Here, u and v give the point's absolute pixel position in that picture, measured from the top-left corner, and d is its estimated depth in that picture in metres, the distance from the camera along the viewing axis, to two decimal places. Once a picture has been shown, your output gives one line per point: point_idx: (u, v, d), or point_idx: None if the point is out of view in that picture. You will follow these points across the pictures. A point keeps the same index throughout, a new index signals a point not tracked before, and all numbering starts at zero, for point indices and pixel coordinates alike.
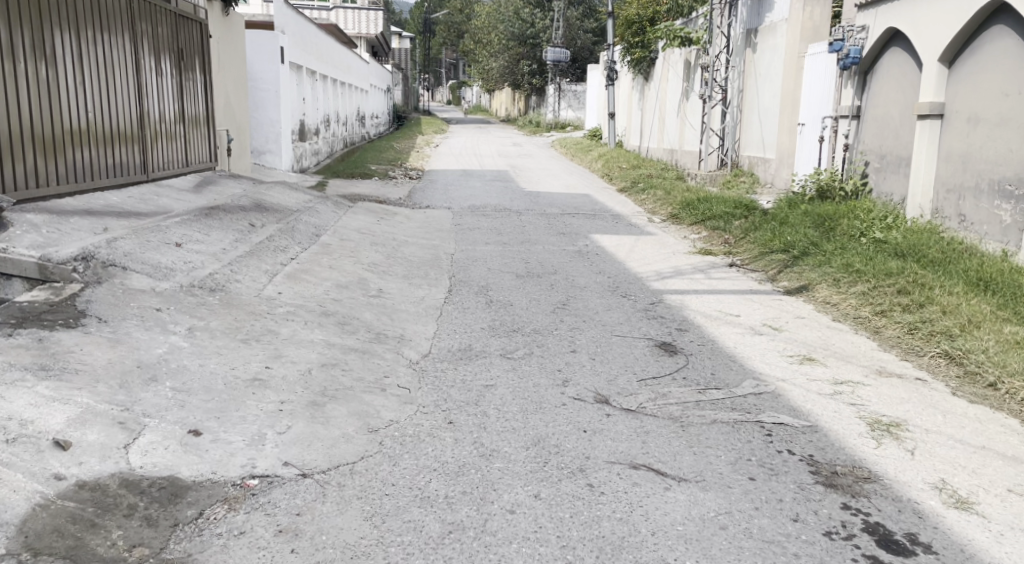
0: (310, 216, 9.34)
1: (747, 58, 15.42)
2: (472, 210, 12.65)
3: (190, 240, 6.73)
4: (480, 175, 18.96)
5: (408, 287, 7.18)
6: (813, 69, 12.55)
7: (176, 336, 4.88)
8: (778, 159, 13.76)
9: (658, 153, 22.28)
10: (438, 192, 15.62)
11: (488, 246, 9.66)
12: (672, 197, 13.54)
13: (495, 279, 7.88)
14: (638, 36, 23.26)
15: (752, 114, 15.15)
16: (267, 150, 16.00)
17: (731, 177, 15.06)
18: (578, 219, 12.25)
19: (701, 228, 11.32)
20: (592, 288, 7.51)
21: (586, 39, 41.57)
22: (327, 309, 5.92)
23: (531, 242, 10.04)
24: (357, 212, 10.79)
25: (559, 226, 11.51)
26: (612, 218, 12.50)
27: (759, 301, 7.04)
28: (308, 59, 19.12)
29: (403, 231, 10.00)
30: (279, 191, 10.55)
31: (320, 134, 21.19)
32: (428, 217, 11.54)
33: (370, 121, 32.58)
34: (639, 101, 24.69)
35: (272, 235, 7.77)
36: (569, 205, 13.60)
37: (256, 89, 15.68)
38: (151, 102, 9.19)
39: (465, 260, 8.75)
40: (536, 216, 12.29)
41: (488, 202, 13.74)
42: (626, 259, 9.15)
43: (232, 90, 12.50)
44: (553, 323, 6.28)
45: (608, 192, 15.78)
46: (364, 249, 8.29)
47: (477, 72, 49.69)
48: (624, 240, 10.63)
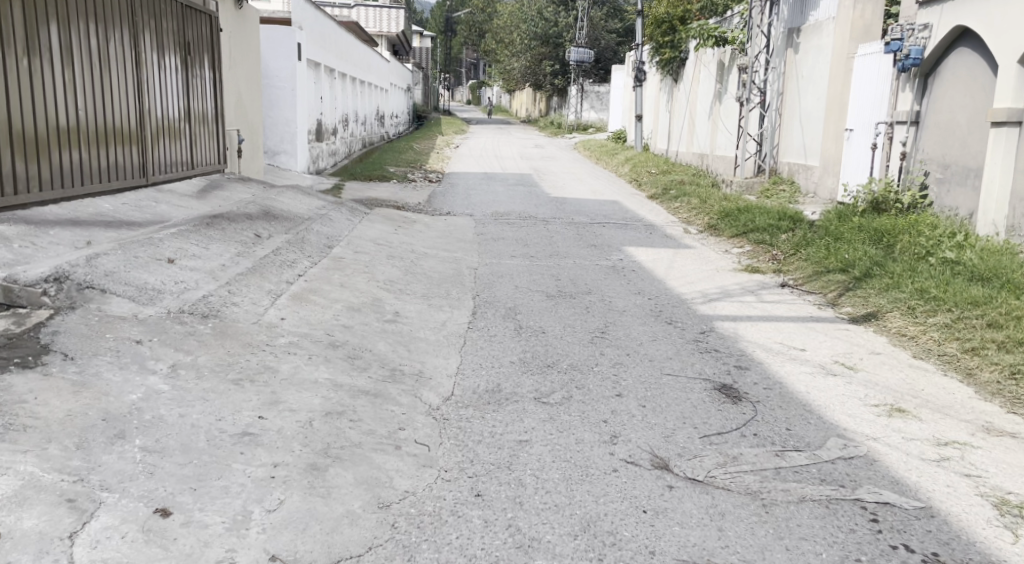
0: (322, 225, 8.59)
1: (788, 58, 14.84)
2: (496, 217, 11.89)
3: (185, 254, 5.99)
4: (503, 179, 18.20)
5: (429, 309, 6.43)
6: (864, 71, 12.00)
7: (155, 377, 4.14)
8: (824, 166, 13.17)
9: (688, 157, 21.52)
10: (459, 196, 14.88)
11: (514, 259, 8.90)
12: (710, 206, 12.78)
13: (524, 299, 7.13)
14: (668, 34, 22.61)
15: (793, 118, 14.53)
16: (282, 151, 15.32)
17: (770, 185, 14.46)
18: (609, 229, 11.46)
19: (744, 241, 10.56)
20: (634, 313, 6.72)
21: (611, 40, 40.76)
22: (335, 339, 5.17)
23: (560, 256, 9.26)
24: (373, 219, 10.04)
25: (589, 236, 10.74)
26: (645, 228, 11.70)
27: (824, 333, 6.24)
28: (327, 56, 18.44)
29: (422, 241, 9.25)
30: (290, 196, 9.81)
31: (337, 133, 20.48)
32: (449, 225, 10.79)
33: (389, 121, 31.90)
34: (668, 102, 23.90)
35: (279, 248, 7.02)
36: (598, 213, 12.81)
37: (271, 86, 14.99)
38: (153, 98, 8.43)
39: (489, 276, 7.99)
40: (564, 225, 11.50)
41: (512, 209, 12.97)
42: (665, 276, 8.35)
43: (244, 87, 11.75)
44: (593, 357, 5.50)
45: (638, 199, 15.00)
46: (379, 264, 7.54)
47: (498, 72, 48.91)
48: (660, 254, 9.82)
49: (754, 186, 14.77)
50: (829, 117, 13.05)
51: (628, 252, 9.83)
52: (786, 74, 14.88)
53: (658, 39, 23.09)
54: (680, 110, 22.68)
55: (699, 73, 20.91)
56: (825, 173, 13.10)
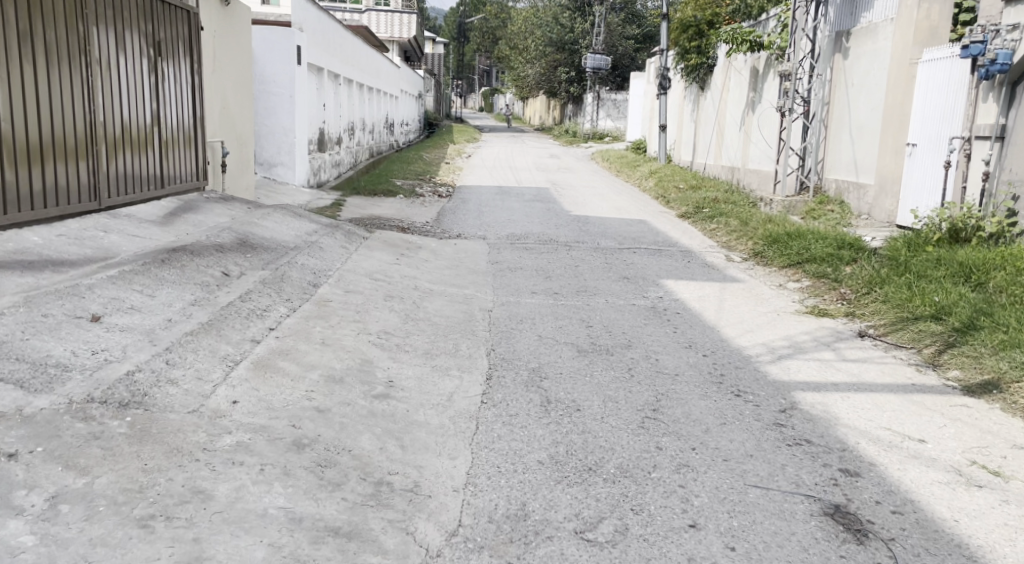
0: (309, 256, 7.19)
1: (836, 64, 13.83)
2: (512, 241, 10.56)
3: (120, 306, 4.59)
4: (519, 193, 16.85)
5: (432, 375, 5.09)
6: (929, 80, 11.26)
7: (19, 521, 2.92)
8: (879, 185, 12.29)
9: (716, 170, 20.31)
10: (471, 214, 13.57)
11: (534, 298, 7.58)
12: (754, 228, 11.53)
13: (550, 356, 5.79)
14: (694, 39, 21.50)
15: (842, 131, 13.58)
16: (279, 163, 14.03)
17: (815, 205, 13.54)
18: (641, 256, 10.11)
19: (801, 274, 9.32)
20: (690, 381, 5.36)
21: (629, 46, 39.41)
22: (303, 434, 3.78)
23: (589, 292, 7.93)
24: (373, 246, 8.71)
25: (620, 265, 9.40)
26: (682, 255, 10.34)
27: (935, 416, 4.91)
28: (331, 60, 17.16)
29: (428, 274, 7.94)
30: (277, 219, 8.43)
31: (341, 143, 19.19)
32: (460, 252, 9.46)
33: (399, 130, 30.65)
34: (693, 112, 22.69)
35: (249, 291, 5.61)
36: (627, 236, 11.46)
37: (268, 93, 13.70)
38: (111, 103, 6.89)
39: (507, 321, 6.66)
40: (589, 251, 10.15)
41: (528, 230, 11.64)
42: (717, 323, 6.98)
43: (233, 94, 10.25)
44: (649, 454, 4.15)
45: (668, 218, 13.75)
46: (374, 308, 6.22)
47: (512, 79, 47.60)
48: (704, 290, 8.47)
49: (797, 207, 13.83)
50: (888, 131, 12.12)
51: (668, 287, 8.48)
52: (833, 82, 13.87)
53: (683, 45, 22.01)
54: (706, 120, 21.50)
55: (729, 81, 19.75)
56: (882, 193, 12.21)
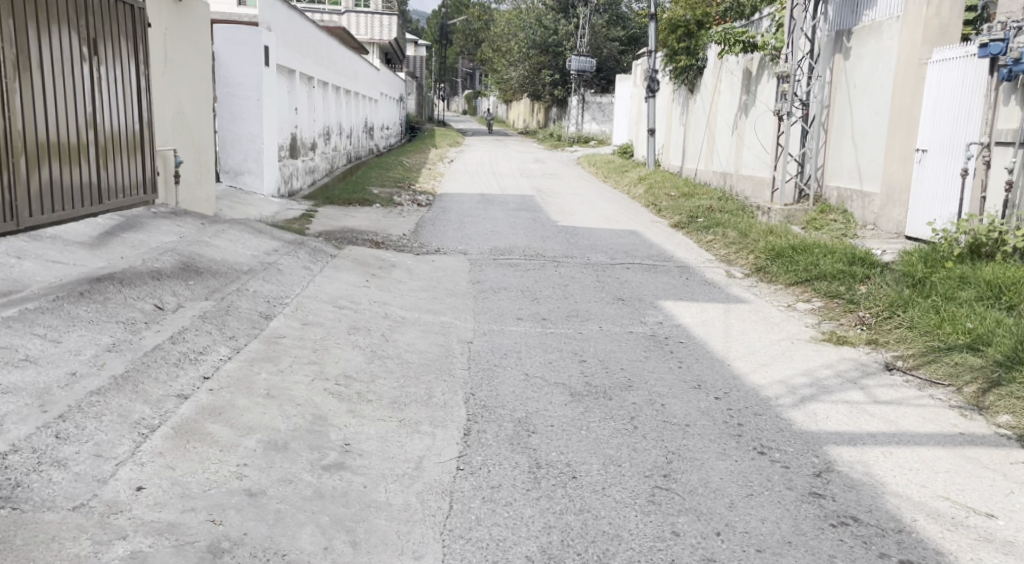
0: (263, 282, 6.29)
1: (835, 64, 13.10)
2: (494, 257, 9.74)
3: (10, 359, 3.76)
4: (502, 202, 16.05)
5: (398, 430, 4.27)
6: (940, 82, 10.58)
7: None
8: (886, 194, 11.55)
9: (707, 176, 19.59)
10: (451, 226, 12.77)
11: (520, 325, 6.78)
12: (755, 241, 10.79)
13: (538, 401, 4.97)
14: (683, 40, 20.74)
15: (844, 135, 12.84)
16: (246, 170, 13.14)
17: (816, 214, 12.80)
18: (634, 273, 9.31)
19: (809, 293, 8.56)
20: (704, 437, 4.54)
21: (614, 49, 38.64)
22: (223, 535, 3.13)
23: (580, 317, 7.12)
24: (341, 265, 7.88)
25: (612, 284, 8.62)
26: (679, 271, 9.56)
27: (997, 479, 4.19)
28: (304, 62, 16.31)
29: (401, 297, 7.12)
30: (232, 237, 7.57)
31: (316, 148, 18.32)
32: (438, 270, 8.65)
33: (379, 134, 29.79)
34: (682, 115, 21.98)
35: (185, 332, 4.73)
36: (619, 250, 10.69)
37: (233, 96, 12.82)
38: (31, 108, 6.01)
39: (487, 355, 5.86)
40: (579, 267, 9.35)
41: (512, 244, 10.83)
42: (724, 355, 6.21)
43: (188, 97, 9.36)
44: (664, 546, 3.40)
45: (661, 228, 13.00)
46: (333, 343, 5.40)
47: (495, 82, 46.78)
48: (706, 313, 7.71)
49: (797, 216, 13.08)
50: (895, 135, 11.39)
51: (667, 310, 7.70)
52: (834, 83, 13.14)
53: (672, 46, 21.27)
54: (696, 124, 20.79)
55: (720, 84, 19.05)
56: (889, 202, 11.46)
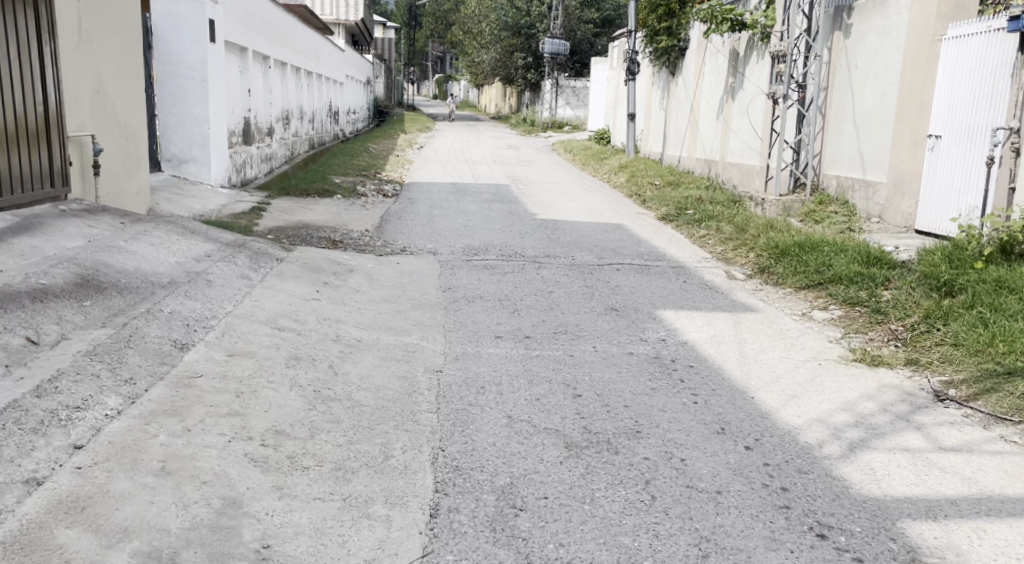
0: (184, 300, 5.16)
1: (834, 42, 12.07)
2: (466, 258, 8.69)
3: None
4: (475, 192, 14.96)
5: (340, 516, 3.23)
6: (955, 61, 9.59)
7: None
8: (892, 183, 10.56)
9: (690, 163, 18.58)
10: (419, 219, 11.66)
11: (499, 346, 5.72)
12: (754, 237, 9.80)
13: (526, 460, 3.90)
14: (664, 19, 19.69)
15: (845, 119, 11.82)
16: (190, 159, 12.27)
17: (814, 207, 11.79)
18: (626, 275, 8.31)
19: (823, 298, 7.52)
20: (743, 515, 3.47)
21: (587, 30, 37.50)
22: None
23: (569, 334, 6.09)
24: (287, 272, 6.78)
25: (602, 289, 7.62)
26: (675, 273, 8.55)
27: None
28: (253, 38, 15.06)
29: (357, 312, 6.03)
30: (157, 238, 6.44)
31: (272, 134, 17.10)
32: (404, 276, 7.58)
33: (346, 118, 28.61)
34: (664, 99, 20.92)
35: (58, 382, 3.62)
36: (603, 249, 9.68)
37: (176, 76, 12.03)
38: None
39: (460, 391, 4.79)
40: (562, 270, 8.32)
41: (487, 242, 9.77)
42: (745, 384, 5.17)
43: (112, 75, 8.15)
44: None
45: (648, 222, 12.06)
46: (265, 383, 4.26)
47: (466, 65, 45.58)
48: (711, 324, 6.70)
49: (793, 208, 12.11)
50: (902, 120, 10.38)
51: (666, 321, 6.70)
52: (832, 63, 12.11)
53: (652, 25, 20.21)
54: (679, 108, 19.76)
55: (705, 65, 18.02)
56: (897, 193, 10.47)
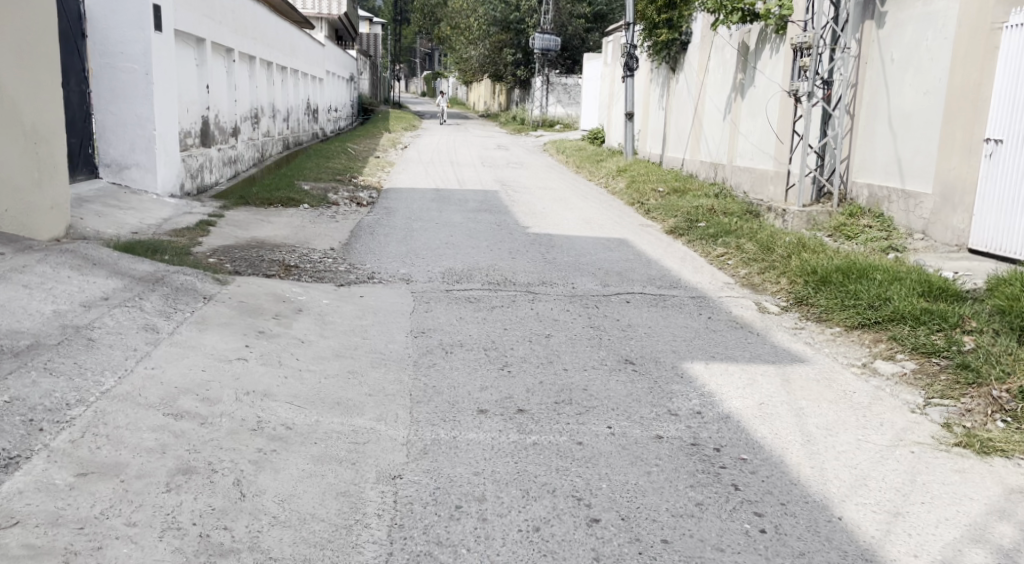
0: (38, 377, 3.80)
1: (864, 32, 10.67)
2: (445, 289, 7.30)
3: None
4: (460, 200, 13.52)
5: None
6: (1019, 53, 8.11)
7: None
8: (940, 194, 9.09)
9: (695, 167, 17.11)
10: (392, 233, 10.23)
11: (481, 426, 4.29)
12: (784, 257, 8.43)
13: None
14: (665, 11, 18.25)
15: (879, 120, 10.36)
16: (132, 163, 11.02)
17: (844, 219, 10.35)
18: (637, 310, 6.97)
19: (887, 344, 5.98)
20: None
21: (579, 26, 36.03)
22: None
23: (574, 403, 4.65)
24: (212, 317, 5.37)
25: (611, 332, 6.22)
26: (696, 305, 7.15)
27: None
28: (208, 27, 13.58)
29: (295, 379, 4.61)
30: (38, 276, 5.05)
31: (236, 134, 15.60)
32: (367, 317, 6.17)
33: (327, 117, 27.16)
34: (666, 96, 19.41)
35: None
36: (607, 274, 8.30)
37: (116, 70, 10.82)
38: None
39: (423, 514, 3.37)
40: (560, 305, 6.95)
41: (471, 266, 8.37)
42: (823, 494, 3.67)
43: (14, 68, 6.74)
44: None
45: (654, 238, 10.70)
46: (120, 532, 3.07)
47: (454, 62, 44.10)
48: (751, 380, 5.23)
49: (819, 219, 10.70)
50: (952, 122, 8.92)
51: (692, 376, 5.29)
52: (861, 56, 10.69)
53: (651, 18, 18.76)
54: (682, 106, 18.30)
55: (711, 59, 16.54)
56: (946, 205, 9.01)
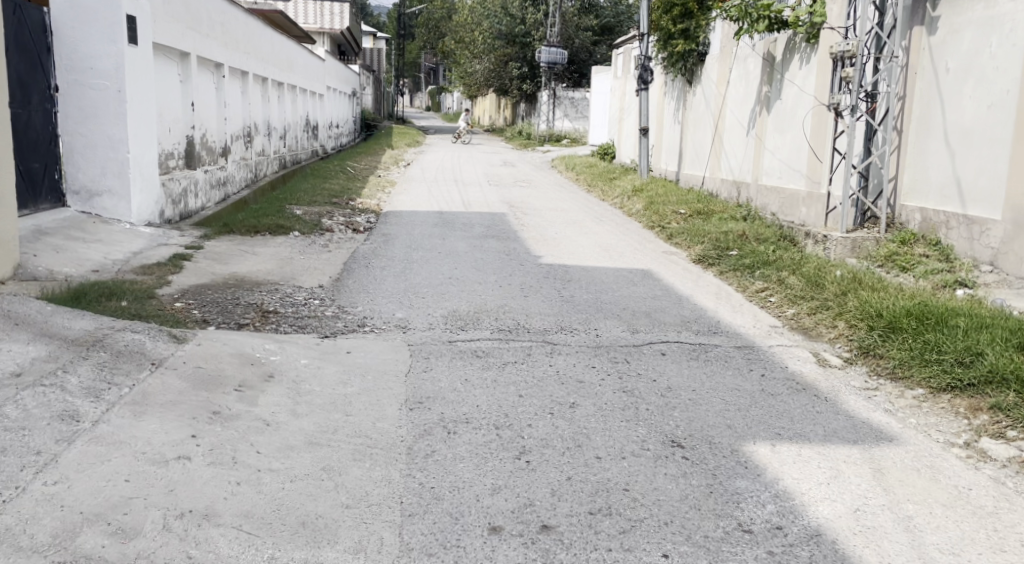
0: None
1: (912, 40, 9.61)
2: (447, 339, 6.24)
3: None
4: (466, 224, 12.48)
5: None
6: None
7: None
8: (1011, 221, 8.03)
9: (715, 185, 16.03)
10: (390, 266, 9.19)
11: (491, 557, 3.31)
12: (837, 296, 7.34)
13: None
14: (680, 21, 17.21)
15: (931, 137, 9.29)
16: (103, 190, 9.98)
17: (895, 246, 9.27)
18: (675, 366, 5.89)
19: (991, 415, 4.88)
20: None
21: (587, 39, 35.15)
22: None
23: (617, 515, 3.60)
24: (157, 393, 4.31)
25: (646, 399, 5.14)
26: (743, 358, 6.07)
27: None
28: (192, 38, 12.53)
29: (250, 487, 3.58)
30: None
31: (226, 154, 14.56)
32: (352, 383, 5.11)
33: (327, 134, 26.19)
34: (683, 110, 18.34)
35: None
36: (633, 316, 7.22)
37: (85, 88, 9.78)
38: None
39: None
40: (583, 361, 5.87)
41: (477, 307, 7.31)
42: None
43: None
44: None
45: (682, 268, 9.62)
46: None
47: (459, 77, 43.21)
48: (832, 471, 4.15)
49: (865, 246, 9.61)
50: None
51: (758, 465, 4.19)
52: (910, 66, 9.63)
53: (666, 27, 17.74)
54: (699, 121, 17.22)
55: (733, 70, 15.47)
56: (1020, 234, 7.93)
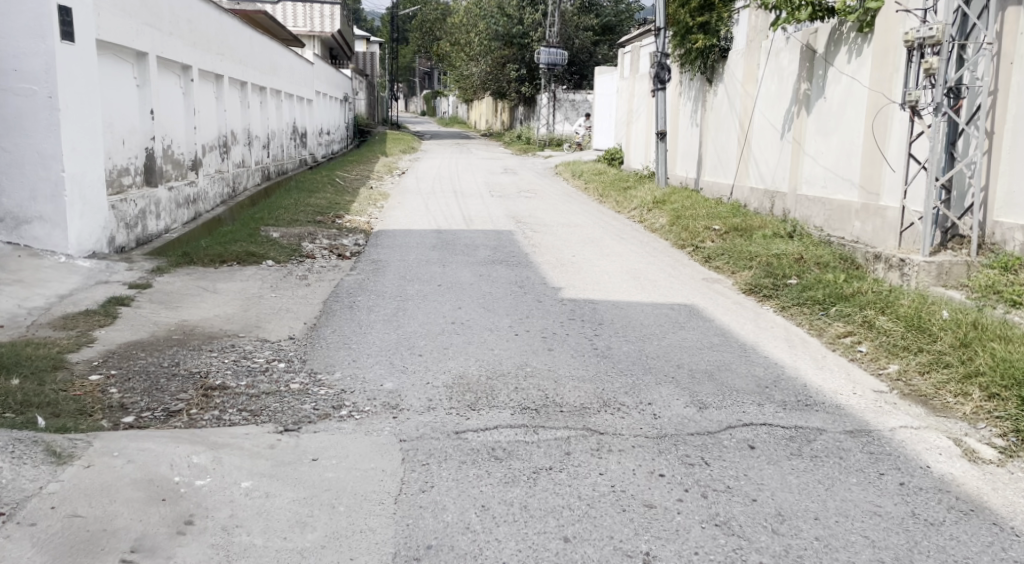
0: None
1: (1005, 22, 7.92)
2: (454, 430, 4.52)
3: None
4: (468, 246, 10.77)
5: None
6: None
7: None
8: None
9: (745, 194, 14.32)
10: (378, 307, 7.47)
11: None
12: (958, 352, 5.65)
13: None
14: (702, 13, 15.52)
15: None
16: (34, 216, 8.28)
17: (996, 274, 7.68)
18: (775, 468, 4.20)
19: None
20: None
21: (588, 38, 33.54)
22: None
23: None
24: None
25: (752, 542, 3.50)
26: (864, 454, 4.38)
27: None
28: (149, 34, 10.78)
29: None
30: None
31: (195, 166, 12.81)
32: (309, 529, 3.45)
33: (316, 141, 24.44)
34: (702, 110, 16.62)
35: None
36: (694, 379, 5.51)
37: (8, 94, 8.09)
38: None
39: None
40: (645, 465, 4.16)
41: (490, 370, 5.61)
42: None
43: None
44: None
45: (734, 303, 7.91)
46: None
47: (454, 80, 41.49)
48: None
49: (955, 272, 8.05)
50: None
51: None
52: (1003, 54, 7.93)
53: (684, 21, 16.01)
54: (723, 122, 15.51)
55: (765, 65, 13.73)
56: None
